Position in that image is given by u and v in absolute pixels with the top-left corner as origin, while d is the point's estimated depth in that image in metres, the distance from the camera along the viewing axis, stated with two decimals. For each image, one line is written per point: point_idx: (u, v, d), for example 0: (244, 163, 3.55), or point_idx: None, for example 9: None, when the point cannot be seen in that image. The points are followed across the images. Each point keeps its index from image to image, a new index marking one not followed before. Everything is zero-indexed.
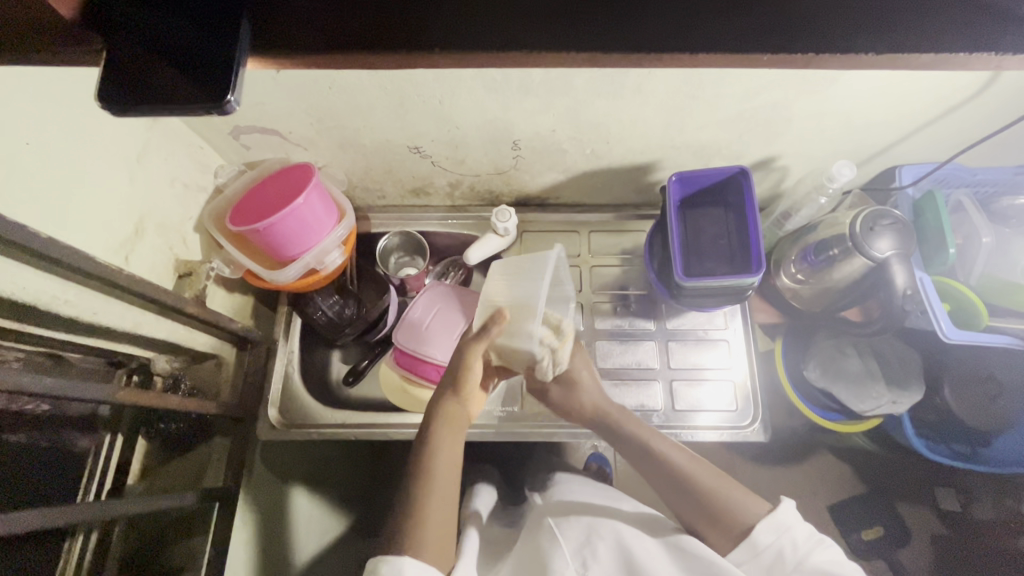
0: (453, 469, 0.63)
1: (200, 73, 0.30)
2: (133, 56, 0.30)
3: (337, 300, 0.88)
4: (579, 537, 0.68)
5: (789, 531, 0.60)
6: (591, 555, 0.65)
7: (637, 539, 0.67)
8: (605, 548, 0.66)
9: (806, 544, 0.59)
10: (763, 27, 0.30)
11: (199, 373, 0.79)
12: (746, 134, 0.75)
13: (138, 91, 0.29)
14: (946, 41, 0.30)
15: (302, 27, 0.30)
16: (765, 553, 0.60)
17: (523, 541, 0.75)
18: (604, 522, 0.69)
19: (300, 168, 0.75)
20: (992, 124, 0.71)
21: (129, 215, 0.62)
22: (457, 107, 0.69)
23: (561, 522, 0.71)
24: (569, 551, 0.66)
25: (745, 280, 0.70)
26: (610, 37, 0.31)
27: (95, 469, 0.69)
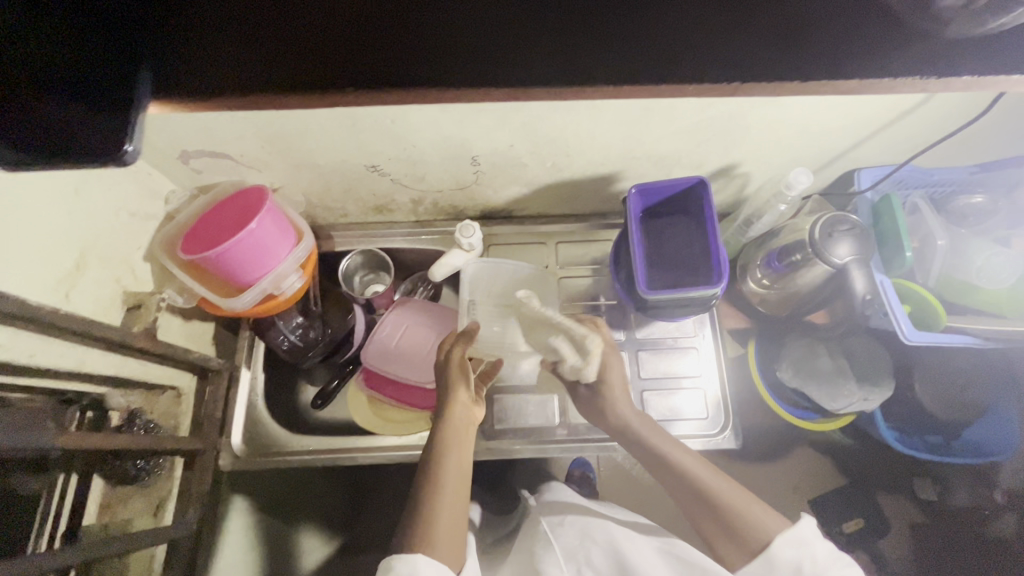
0: (461, 477, 0.62)
1: (90, 109, 0.27)
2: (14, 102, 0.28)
3: (300, 322, 0.87)
4: (573, 539, 0.70)
5: (807, 546, 0.58)
6: (585, 559, 0.67)
7: (630, 541, 0.68)
8: (599, 552, 0.68)
9: (826, 562, 0.57)
10: (673, 63, 0.31)
11: (157, 407, 0.76)
12: (703, 143, 0.75)
13: (36, 133, 0.27)
14: (853, 69, 0.31)
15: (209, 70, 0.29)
16: (782, 569, 0.57)
17: (520, 541, 0.76)
18: (598, 526, 0.71)
19: (253, 191, 0.73)
20: (942, 127, 0.72)
21: (67, 250, 0.60)
22: (410, 126, 0.68)
23: (556, 524, 0.73)
24: (564, 555, 0.68)
25: (706, 291, 0.70)
26: (529, 76, 0.31)
27: (47, 513, 0.66)
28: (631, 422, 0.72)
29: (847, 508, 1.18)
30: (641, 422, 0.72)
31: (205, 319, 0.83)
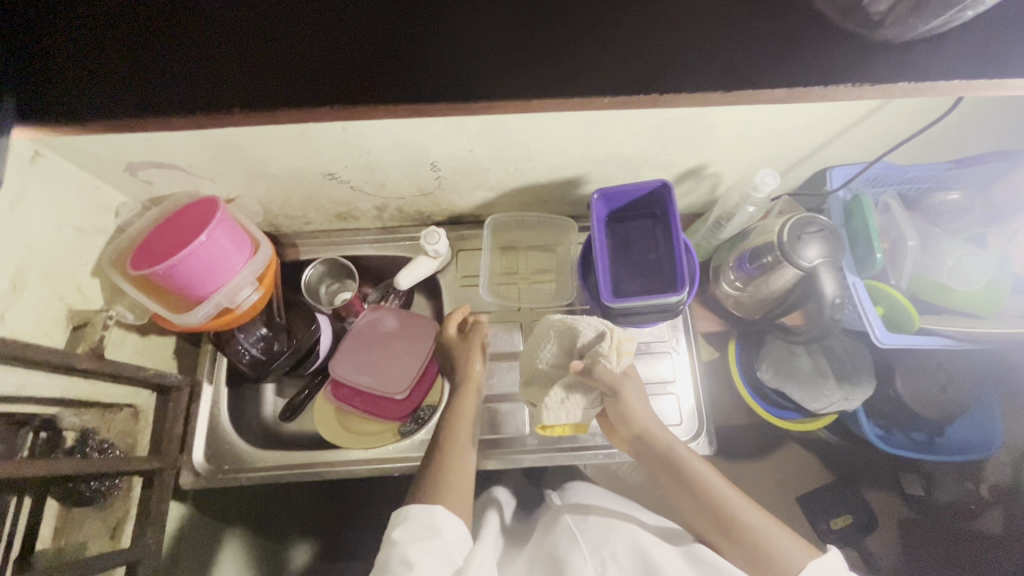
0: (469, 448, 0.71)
1: None
2: None
3: (264, 333, 0.85)
4: (597, 536, 0.70)
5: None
6: (610, 554, 0.67)
7: (653, 542, 0.69)
8: (624, 548, 0.68)
9: None
10: None
11: (114, 426, 0.74)
12: (668, 145, 0.72)
13: None
14: None
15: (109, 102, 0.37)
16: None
17: (538, 538, 0.76)
18: (624, 525, 0.72)
19: (204, 202, 0.70)
20: (911, 125, 0.70)
21: (2, 270, 0.57)
22: (363, 133, 0.66)
23: (581, 522, 0.73)
24: (588, 549, 0.69)
25: (671, 298, 0.68)
26: None
27: (0, 537, 0.62)
28: (655, 440, 0.70)
29: (831, 506, 1.17)
30: (664, 440, 0.70)
31: (162, 333, 0.81)
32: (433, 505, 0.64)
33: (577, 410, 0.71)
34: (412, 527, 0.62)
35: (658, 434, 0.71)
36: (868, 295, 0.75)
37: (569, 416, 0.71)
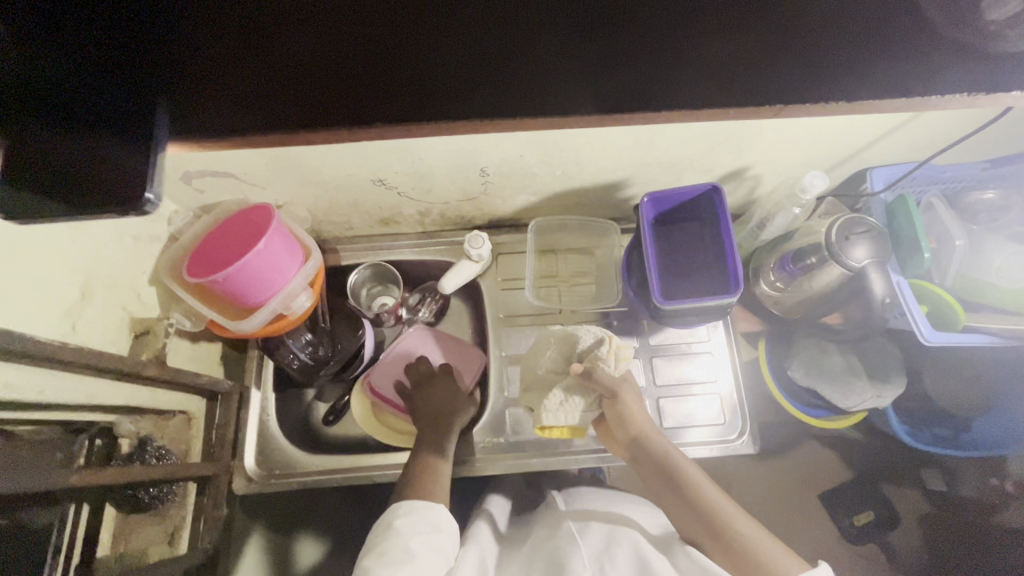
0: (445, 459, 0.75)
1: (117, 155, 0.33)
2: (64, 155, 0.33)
3: (310, 339, 0.85)
4: (598, 542, 0.67)
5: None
6: (608, 559, 0.65)
7: (655, 552, 0.66)
8: (623, 554, 0.65)
9: None
10: None
11: (167, 432, 0.75)
12: (716, 148, 0.73)
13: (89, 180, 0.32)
14: None
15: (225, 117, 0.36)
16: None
17: (535, 539, 0.73)
18: (625, 532, 0.69)
19: (258, 210, 0.71)
20: (957, 126, 0.71)
21: (72, 279, 0.58)
22: (419, 140, 0.66)
23: (583, 526, 0.71)
24: (588, 553, 0.65)
25: (722, 300, 0.69)
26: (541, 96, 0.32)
27: (59, 546, 0.62)
28: (653, 443, 0.73)
29: (858, 502, 1.17)
30: (661, 447, 0.73)
31: (212, 340, 0.82)
32: (435, 503, 0.69)
33: (576, 413, 0.73)
34: (417, 521, 0.66)
35: (655, 439, 0.73)
36: (912, 293, 0.76)
37: (568, 418, 0.73)
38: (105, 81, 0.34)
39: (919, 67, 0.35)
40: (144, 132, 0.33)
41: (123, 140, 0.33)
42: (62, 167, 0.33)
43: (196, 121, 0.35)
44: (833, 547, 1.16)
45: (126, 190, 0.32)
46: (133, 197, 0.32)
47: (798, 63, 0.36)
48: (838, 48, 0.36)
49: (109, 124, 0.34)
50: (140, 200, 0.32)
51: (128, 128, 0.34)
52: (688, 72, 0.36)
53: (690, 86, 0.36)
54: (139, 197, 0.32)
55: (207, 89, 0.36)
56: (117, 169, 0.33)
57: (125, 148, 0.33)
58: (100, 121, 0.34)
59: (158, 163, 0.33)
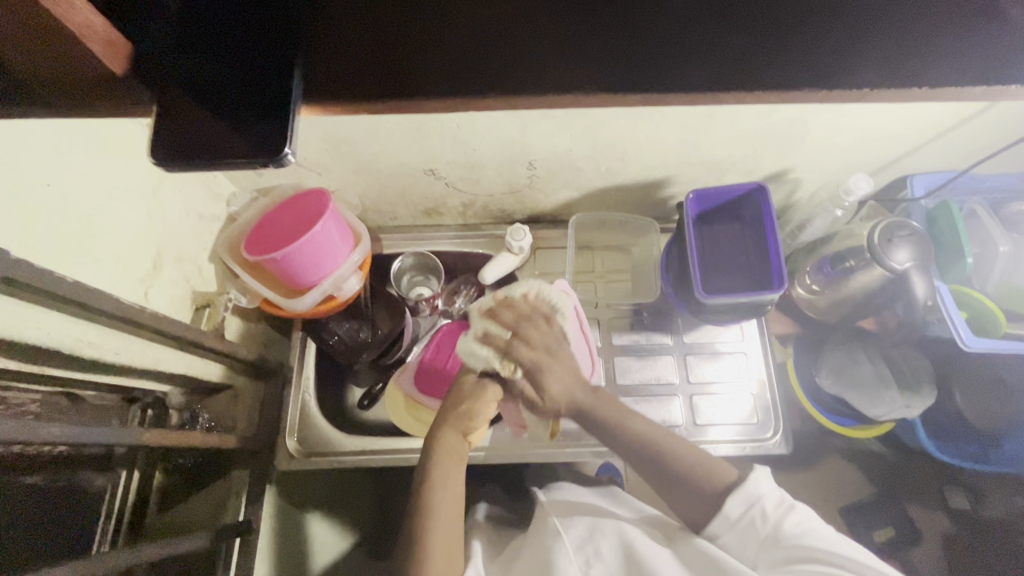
0: (455, 510, 0.63)
1: (236, 112, 0.31)
2: (187, 117, 0.31)
3: (351, 325, 0.87)
4: (582, 534, 0.68)
5: (759, 501, 0.59)
6: (595, 553, 0.65)
7: (640, 536, 0.67)
8: (609, 546, 0.66)
9: (776, 513, 0.58)
10: (751, 66, 0.33)
11: (214, 406, 0.77)
12: (760, 150, 0.75)
13: (205, 143, 0.31)
14: (912, 75, 0.33)
15: (341, 71, 0.33)
16: (739, 522, 0.60)
17: (526, 542, 0.73)
18: (608, 521, 0.70)
19: (316, 193, 0.74)
20: (1003, 135, 0.72)
21: (147, 250, 0.62)
22: (474, 131, 0.68)
23: (566, 521, 0.71)
24: (572, 548, 0.66)
25: (765, 296, 0.71)
26: (625, 71, 0.33)
27: (110, 510, 0.68)
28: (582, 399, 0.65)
29: (881, 515, 1.16)
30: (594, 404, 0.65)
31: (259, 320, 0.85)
32: None
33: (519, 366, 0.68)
34: None
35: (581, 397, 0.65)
36: (952, 299, 0.76)
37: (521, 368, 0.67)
38: (235, 30, 0.32)
39: (1000, 52, 0.33)
40: (282, 83, 0.31)
41: (259, 94, 0.31)
42: (196, 124, 0.31)
43: (324, 69, 0.33)
44: None
45: (267, 144, 0.30)
46: (274, 152, 0.30)
47: (877, 39, 0.33)
48: (921, 26, 0.34)
49: (243, 76, 0.32)
50: (281, 155, 0.31)
51: (263, 80, 0.31)
52: (776, 44, 0.33)
53: (768, 55, 0.33)
54: (279, 151, 0.30)
55: (325, 36, 0.33)
56: (258, 124, 0.31)
57: (265, 104, 0.31)
58: (236, 73, 0.32)
59: (295, 119, 0.31)
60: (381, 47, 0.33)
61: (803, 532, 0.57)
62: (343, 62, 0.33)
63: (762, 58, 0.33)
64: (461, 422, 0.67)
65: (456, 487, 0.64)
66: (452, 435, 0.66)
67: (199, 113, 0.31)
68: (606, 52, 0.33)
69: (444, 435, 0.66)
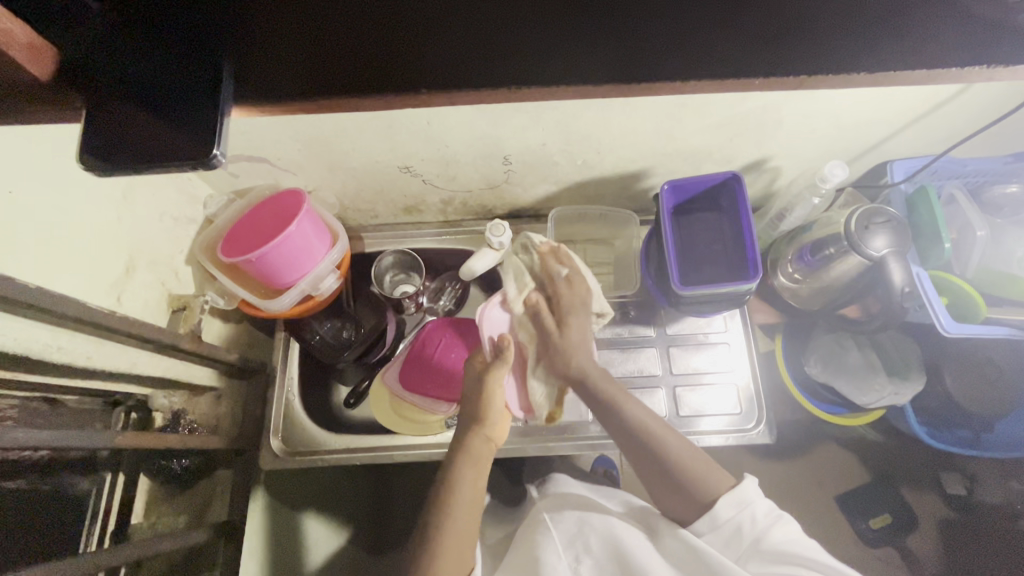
0: (475, 503, 0.64)
1: (171, 111, 0.31)
2: (123, 121, 0.31)
3: (334, 324, 0.88)
4: (571, 529, 0.69)
5: (748, 507, 0.60)
6: (584, 548, 0.66)
7: (626, 529, 0.67)
8: (597, 541, 0.66)
9: (765, 520, 0.59)
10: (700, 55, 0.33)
11: (198, 408, 0.78)
12: (736, 139, 0.74)
13: (140, 146, 0.31)
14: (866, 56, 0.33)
15: (282, 70, 0.33)
16: (724, 526, 0.60)
17: (518, 537, 0.73)
18: (596, 514, 0.70)
19: (290, 193, 0.74)
20: (981, 117, 0.71)
21: (118, 255, 0.62)
22: (445, 127, 0.68)
23: (555, 517, 0.71)
24: (562, 545, 0.67)
25: (741, 286, 0.70)
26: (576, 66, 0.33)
27: (96, 513, 0.68)
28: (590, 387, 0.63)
29: (875, 501, 1.16)
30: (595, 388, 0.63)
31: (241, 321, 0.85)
32: None
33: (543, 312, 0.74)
34: None
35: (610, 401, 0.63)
36: (932, 285, 0.76)
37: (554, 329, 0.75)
38: (158, 23, 0.32)
39: (954, 40, 0.32)
40: (209, 85, 0.31)
41: (190, 95, 0.31)
42: (123, 121, 0.31)
43: (256, 69, 0.33)
44: (846, 544, 1.15)
45: (200, 146, 0.31)
46: (201, 154, 0.31)
47: (828, 28, 0.32)
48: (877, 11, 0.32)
49: (172, 74, 0.32)
50: (210, 157, 0.31)
51: (190, 79, 0.31)
52: (727, 30, 0.33)
53: (716, 46, 0.33)
54: (206, 153, 0.31)
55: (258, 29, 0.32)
56: (185, 123, 0.31)
57: (192, 105, 0.31)
58: (162, 71, 0.32)
59: (225, 120, 0.31)
60: (317, 46, 0.32)
61: (789, 541, 0.58)
62: (286, 62, 0.32)
63: (712, 45, 0.33)
64: (481, 421, 0.67)
65: (478, 481, 0.65)
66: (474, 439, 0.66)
67: (127, 110, 0.31)
68: (554, 46, 0.33)
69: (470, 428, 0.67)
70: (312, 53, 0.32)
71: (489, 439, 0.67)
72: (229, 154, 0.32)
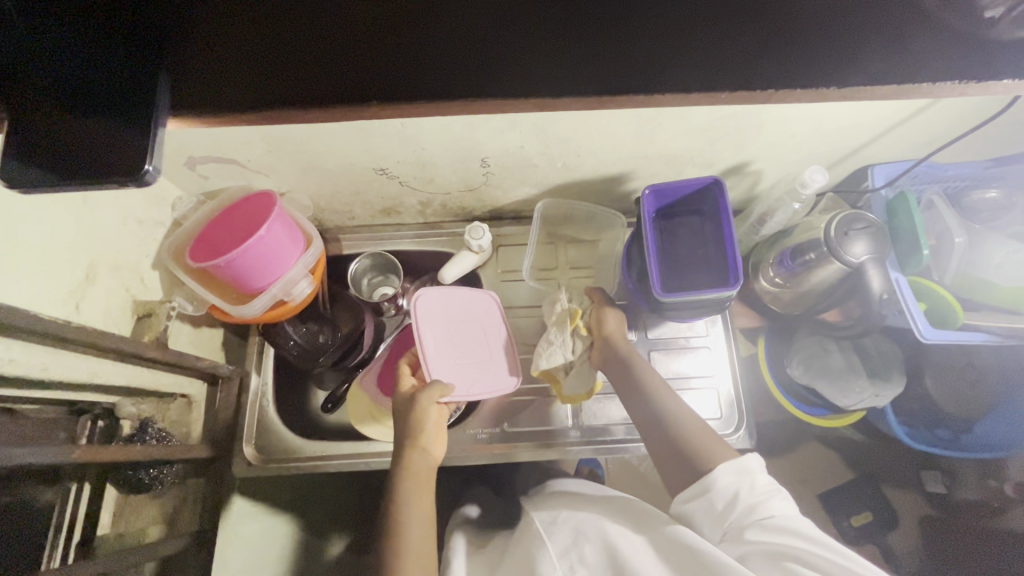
0: (426, 528, 0.63)
1: (100, 118, 0.30)
2: (47, 127, 0.30)
3: (309, 327, 0.87)
4: (567, 540, 0.65)
5: (748, 475, 0.59)
6: (579, 558, 0.62)
7: (622, 534, 0.63)
8: (592, 549, 0.62)
9: (761, 492, 0.58)
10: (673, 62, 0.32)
11: (169, 416, 0.76)
12: (716, 143, 0.73)
13: (69, 154, 0.30)
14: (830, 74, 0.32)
15: (225, 77, 0.32)
16: (722, 492, 0.59)
17: (512, 548, 0.71)
18: (591, 525, 0.66)
19: (262, 196, 0.72)
20: (963, 122, 0.70)
21: (78, 261, 0.60)
22: (421, 129, 0.66)
23: (550, 528, 0.68)
24: (556, 556, 0.63)
25: (720, 294, 0.70)
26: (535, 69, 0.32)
27: (61, 522, 0.65)
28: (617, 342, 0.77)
29: (856, 500, 1.16)
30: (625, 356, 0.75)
31: (213, 326, 0.84)
32: None
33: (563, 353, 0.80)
34: None
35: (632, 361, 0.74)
36: (911, 291, 0.76)
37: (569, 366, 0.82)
38: (88, 19, 0.30)
39: (918, 55, 0.32)
40: (143, 94, 0.30)
41: (124, 102, 0.30)
42: (52, 126, 0.30)
43: (196, 78, 0.31)
44: None
45: (126, 161, 0.29)
46: (133, 170, 0.29)
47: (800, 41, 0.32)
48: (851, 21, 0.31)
49: (108, 79, 0.30)
50: (141, 172, 0.29)
51: (125, 83, 0.30)
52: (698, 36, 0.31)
53: (694, 58, 0.32)
54: (137, 169, 0.29)
55: (206, 37, 0.30)
56: (118, 129, 0.30)
57: (122, 118, 0.30)
58: (94, 75, 0.30)
59: (161, 131, 0.30)
60: (268, 67, 0.31)
61: (780, 518, 0.56)
62: (226, 67, 0.31)
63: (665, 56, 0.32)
64: (415, 437, 0.69)
65: (424, 507, 0.64)
66: (415, 463, 0.67)
67: (57, 118, 0.30)
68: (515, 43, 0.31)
69: (408, 451, 0.68)
70: (263, 63, 0.31)
71: (427, 461, 0.68)
72: (163, 168, 0.30)
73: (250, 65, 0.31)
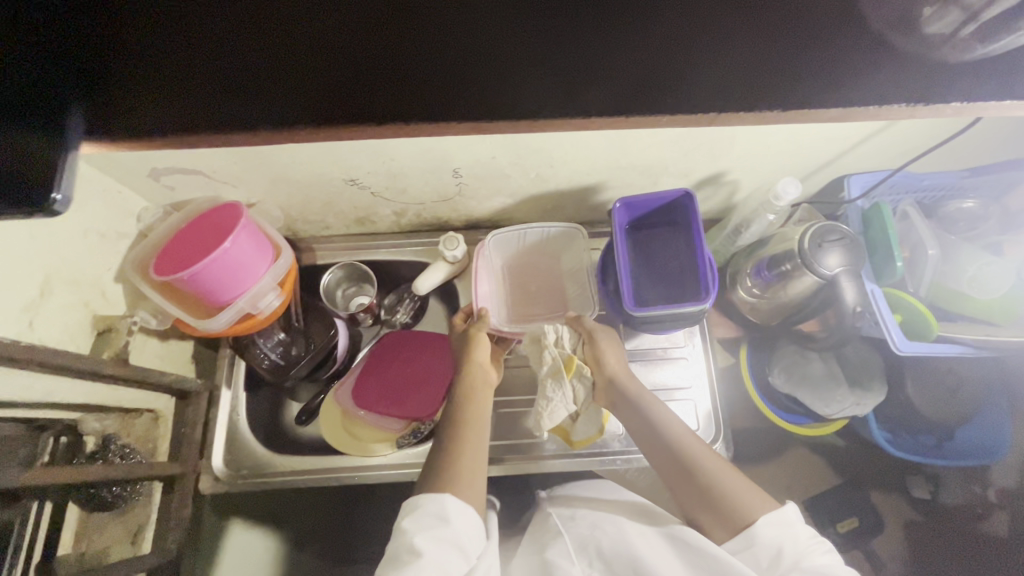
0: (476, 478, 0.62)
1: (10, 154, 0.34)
2: None
3: (282, 338, 0.85)
4: (584, 533, 0.66)
5: (790, 528, 0.58)
6: (595, 552, 0.63)
7: (638, 532, 0.64)
8: (609, 544, 0.63)
9: (808, 546, 0.57)
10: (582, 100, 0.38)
11: (134, 432, 0.74)
12: (690, 153, 0.72)
13: None
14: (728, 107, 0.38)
15: (141, 111, 0.37)
16: (762, 546, 0.57)
17: (528, 540, 0.72)
18: (608, 520, 0.67)
19: (228, 207, 0.71)
20: (936, 133, 0.70)
21: (32, 277, 0.58)
22: (389, 140, 0.65)
23: (569, 522, 0.69)
24: (574, 550, 0.64)
25: (694, 307, 0.69)
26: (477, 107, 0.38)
27: (19, 542, 0.61)
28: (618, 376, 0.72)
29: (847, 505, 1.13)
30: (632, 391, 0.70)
31: (182, 339, 0.82)
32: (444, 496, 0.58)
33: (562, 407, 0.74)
34: (420, 516, 0.57)
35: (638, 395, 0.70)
36: (886, 302, 0.76)
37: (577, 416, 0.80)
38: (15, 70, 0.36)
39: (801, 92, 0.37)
40: (53, 133, 0.35)
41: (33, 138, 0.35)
42: None
43: (117, 114, 0.37)
44: None
45: (36, 190, 0.34)
46: (43, 198, 0.34)
47: (761, 77, 0.38)
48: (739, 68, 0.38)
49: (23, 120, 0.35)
50: (50, 201, 0.34)
51: (41, 125, 0.35)
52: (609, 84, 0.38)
53: (620, 90, 0.38)
54: (46, 198, 0.34)
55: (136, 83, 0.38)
56: (27, 162, 0.34)
57: (29, 150, 0.34)
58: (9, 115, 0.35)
59: (70, 163, 0.35)
60: (225, 93, 0.38)
61: (825, 570, 0.55)
62: (142, 102, 0.37)
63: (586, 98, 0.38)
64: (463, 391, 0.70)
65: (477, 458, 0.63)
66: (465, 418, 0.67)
67: None
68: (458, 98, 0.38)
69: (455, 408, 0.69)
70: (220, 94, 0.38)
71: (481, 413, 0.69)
72: (71, 196, 0.35)
73: (178, 98, 0.38)
